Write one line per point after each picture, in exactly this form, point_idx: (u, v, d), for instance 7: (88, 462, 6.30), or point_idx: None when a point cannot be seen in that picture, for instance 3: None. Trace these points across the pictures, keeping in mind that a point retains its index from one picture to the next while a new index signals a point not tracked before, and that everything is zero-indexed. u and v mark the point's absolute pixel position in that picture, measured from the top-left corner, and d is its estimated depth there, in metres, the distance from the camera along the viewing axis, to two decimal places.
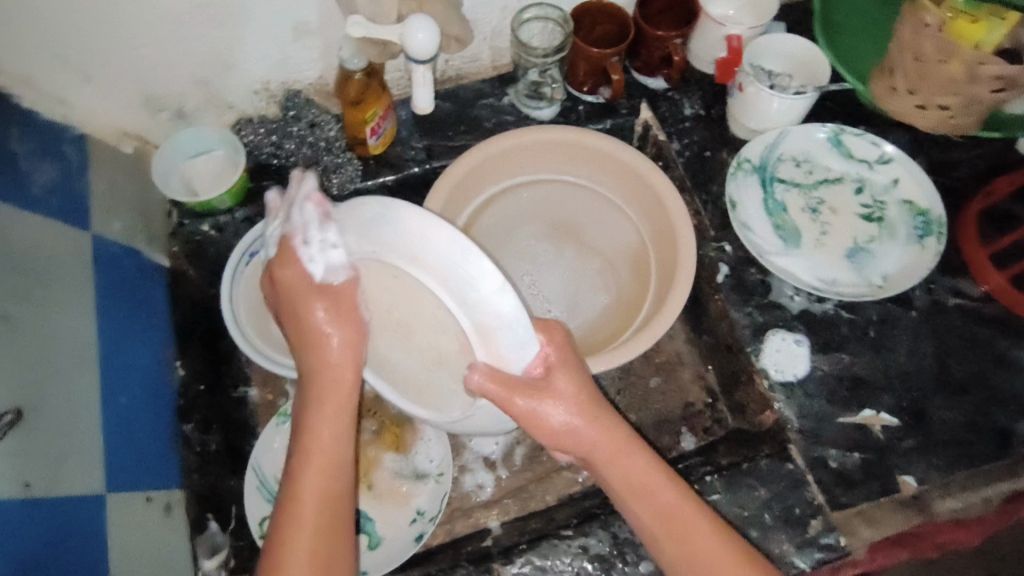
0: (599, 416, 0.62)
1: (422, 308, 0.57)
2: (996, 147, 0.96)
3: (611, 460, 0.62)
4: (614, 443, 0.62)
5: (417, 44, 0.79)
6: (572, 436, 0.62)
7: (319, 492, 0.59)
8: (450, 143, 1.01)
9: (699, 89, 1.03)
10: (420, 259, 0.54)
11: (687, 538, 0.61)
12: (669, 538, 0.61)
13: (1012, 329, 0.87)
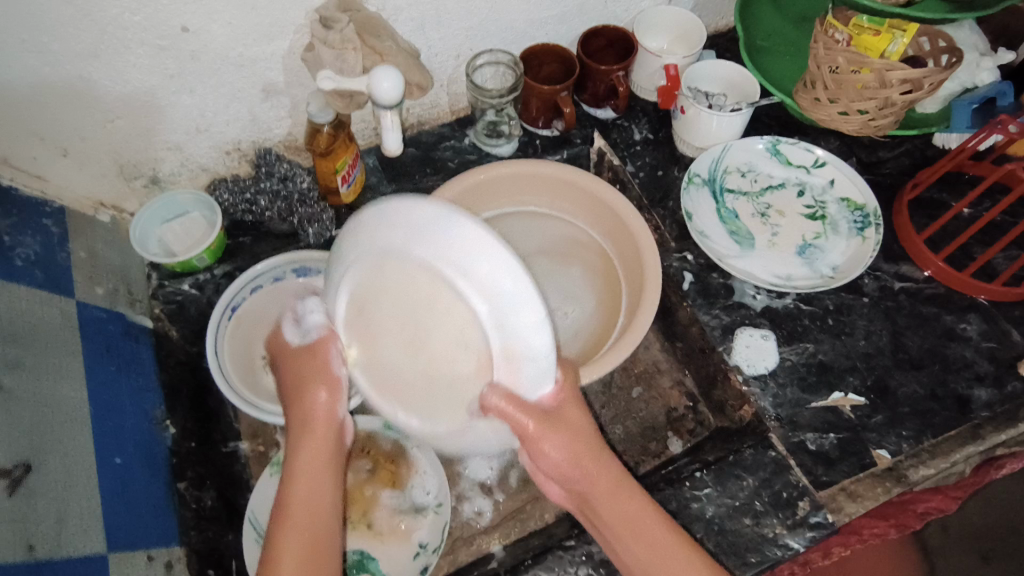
0: (602, 456, 0.68)
1: (453, 324, 0.59)
2: (916, 143, 1.06)
3: (607, 497, 0.67)
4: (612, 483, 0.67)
5: (383, 91, 0.85)
6: (567, 468, 0.66)
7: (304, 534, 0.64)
8: (418, 185, 1.06)
9: (644, 116, 1.11)
10: (470, 273, 0.55)
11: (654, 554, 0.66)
12: (657, 565, 0.65)
13: (954, 304, 0.94)
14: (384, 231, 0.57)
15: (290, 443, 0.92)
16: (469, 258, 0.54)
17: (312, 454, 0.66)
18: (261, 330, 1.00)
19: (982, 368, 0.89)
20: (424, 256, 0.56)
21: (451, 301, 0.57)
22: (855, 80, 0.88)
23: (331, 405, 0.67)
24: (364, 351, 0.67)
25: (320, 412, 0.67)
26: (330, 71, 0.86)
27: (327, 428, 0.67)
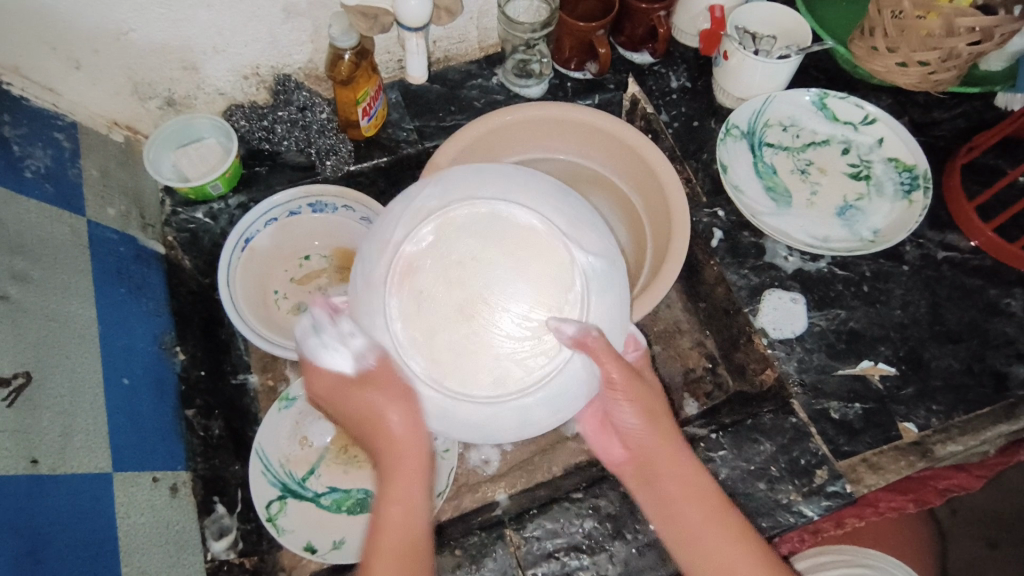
0: (660, 416, 0.67)
1: (512, 330, 0.58)
2: (974, 105, 0.99)
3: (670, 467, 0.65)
4: (676, 455, 0.66)
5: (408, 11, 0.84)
6: (637, 433, 0.66)
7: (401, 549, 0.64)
8: (441, 123, 1.02)
9: (683, 62, 1.05)
10: (574, 357, 0.59)
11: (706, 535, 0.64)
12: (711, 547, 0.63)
13: (1001, 278, 0.88)
14: (607, 289, 0.61)
15: (299, 380, 0.92)
16: (581, 374, 0.60)
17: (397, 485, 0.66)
18: (274, 265, 0.98)
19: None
20: (583, 311, 0.59)
21: (542, 354, 0.59)
22: (920, 27, 0.83)
23: (406, 426, 0.63)
24: (475, 236, 0.59)
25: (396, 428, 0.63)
26: None
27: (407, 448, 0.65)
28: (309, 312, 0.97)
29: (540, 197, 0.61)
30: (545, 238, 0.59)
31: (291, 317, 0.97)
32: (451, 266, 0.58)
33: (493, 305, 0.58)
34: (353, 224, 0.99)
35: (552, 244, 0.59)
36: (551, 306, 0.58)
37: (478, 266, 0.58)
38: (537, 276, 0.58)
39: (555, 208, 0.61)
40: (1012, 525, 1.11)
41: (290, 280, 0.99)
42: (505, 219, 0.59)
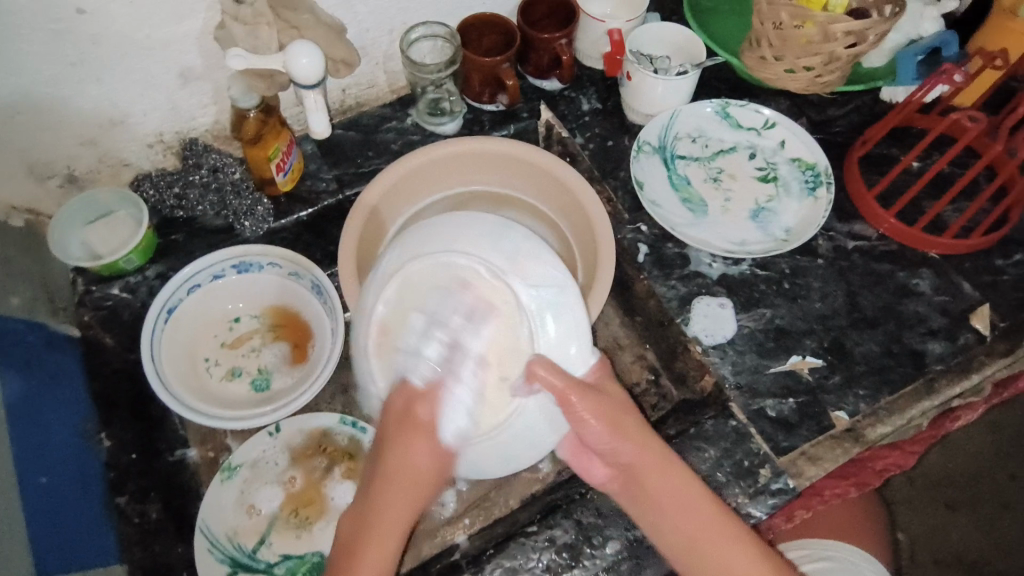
0: (633, 427, 0.67)
1: (476, 367, 0.63)
2: (865, 100, 1.04)
3: (655, 475, 0.67)
4: (661, 464, 0.67)
5: (302, 68, 0.82)
6: (615, 450, 0.66)
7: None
8: (359, 170, 1.02)
9: (591, 85, 1.09)
10: (536, 391, 0.62)
11: (693, 532, 0.67)
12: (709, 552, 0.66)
13: (907, 260, 0.93)
14: (558, 316, 0.64)
15: (242, 446, 0.89)
16: (545, 400, 0.63)
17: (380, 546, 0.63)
18: (203, 331, 0.96)
19: (937, 322, 0.88)
20: (538, 343, 0.63)
21: (505, 386, 0.62)
22: (800, 35, 0.87)
23: (420, 457, 0.63)
24: (428, 286, 0.65)
25: (420, 469, 0.63)
26: (241, 49, 0.81)
27: (418, 481, 0.63)
28: (245, 376, 0.95)
29: (476, 239, 0.65)
30: (484, 279, 0.63)
31: (226, 383, 0.94)
32: (415, 322, 0.65)
33: (456, 347, 0.63)
34: (281, 279, 0.97)
35: (495, 282, 0.63)
36: (506, 344, 0.63)
37: (436, 311, 0.64)
38: (487, 313, 0.63)
39: (493, 251, 0.65)
40: (965, 485, 1.19)
41: (222, 345, 0.96)
42: (453, 268, 0.64)
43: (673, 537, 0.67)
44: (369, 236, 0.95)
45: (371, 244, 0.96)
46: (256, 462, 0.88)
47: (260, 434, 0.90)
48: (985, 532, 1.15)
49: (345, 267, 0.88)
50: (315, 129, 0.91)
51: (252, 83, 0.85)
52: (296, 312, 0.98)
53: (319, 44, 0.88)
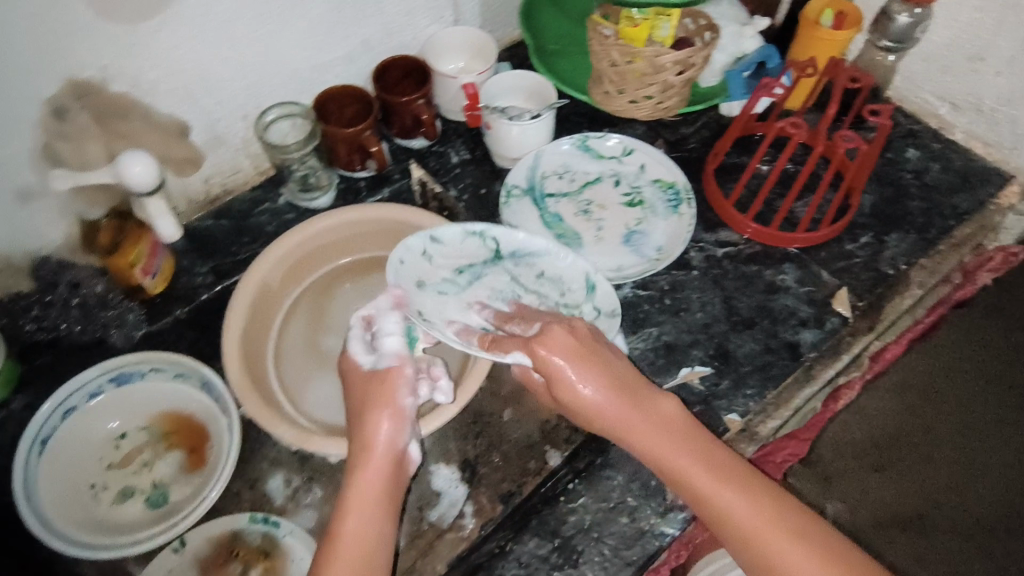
0: (628, 395, 0.74)
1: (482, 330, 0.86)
2: (712, 115, 1.12)
3: (651, 439, 0.72)
4: (656, 427, 0.72)
5: (133, 176, 0.80)
6: (609, 413, 0.73)
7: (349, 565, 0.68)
8: (235, 257, 1.00)
9: (459, 137, 1.12)
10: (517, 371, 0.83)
11: (711, 491, 0.68)
12: (729, 505, 0.67)
13: (770, 259, 0.99)
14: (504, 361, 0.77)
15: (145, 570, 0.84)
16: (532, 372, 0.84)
17: (360, 506, 0.71)
18: (86, 455, 0.90)
19: (805, 312, 0.95)
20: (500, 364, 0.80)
21: None
22: (633, 70, 0.93)
23: (382, 436, 0.75)
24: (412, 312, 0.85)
25: (381, 445, 0.75)
26: (65, 170, 0.81)
27: (384, 457, 0.74)
28: (136, 496, 0.89)
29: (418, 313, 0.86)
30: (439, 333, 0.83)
31: (116, 507, 0.88)
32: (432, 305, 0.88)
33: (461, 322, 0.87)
34: (165, 385, 0.93)
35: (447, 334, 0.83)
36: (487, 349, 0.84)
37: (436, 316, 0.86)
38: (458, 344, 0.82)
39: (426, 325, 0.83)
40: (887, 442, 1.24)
41: (107, 466, 0.90)
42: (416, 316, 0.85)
43: (702, 496, 0.69)
44: (257, 320, 0.96)
45: (260, 328, 0.97)
46: None
47: (163, 553, 0.85)
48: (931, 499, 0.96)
49: (231, 356, 0.90)
50: (159, 231, 0.93)
51: (90, 201, 0.88)
52: (186, 415, 0.93)
53: (155, 148, 0.88)
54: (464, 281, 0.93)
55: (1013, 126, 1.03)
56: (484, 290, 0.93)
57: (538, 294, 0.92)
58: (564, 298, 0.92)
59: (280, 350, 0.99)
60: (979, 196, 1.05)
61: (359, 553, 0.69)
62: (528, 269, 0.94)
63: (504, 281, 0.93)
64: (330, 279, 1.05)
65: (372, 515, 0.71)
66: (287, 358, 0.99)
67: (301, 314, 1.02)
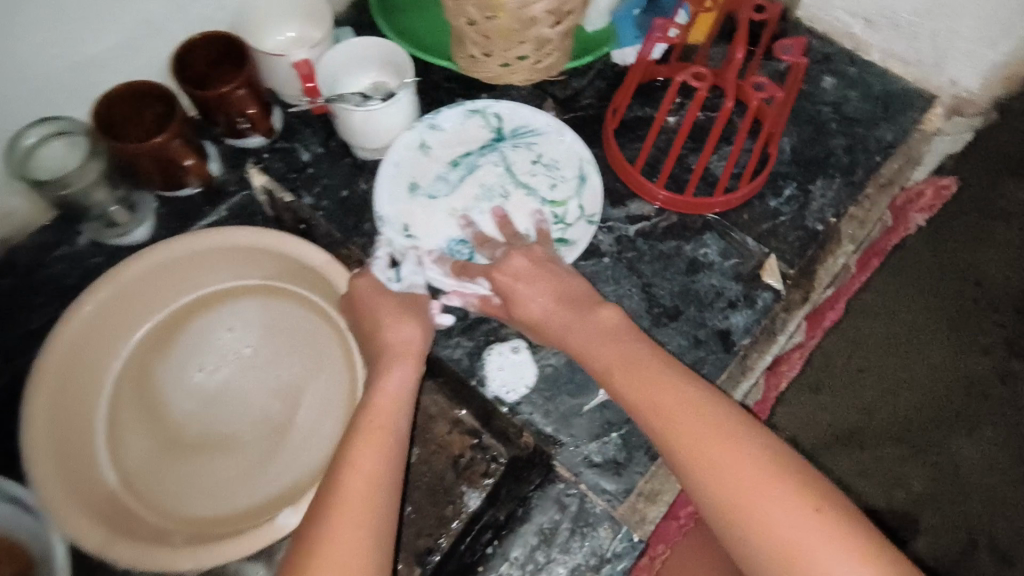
0: (577, 306, 0.69)
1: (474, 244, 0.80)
2: (604, 63, 0.94)
3: (602, 347, 0.65)
4: (602, 338, 0.65)
5: None
6: (558, 319, 0.69)
7: (371, 462, 0.59)
8: (30, 326, 0.79)
9: (306, 127, 0.91)
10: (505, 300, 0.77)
11: (664, 402, 0.59)
12: (685, 415, 0.57)
13: (689, 230, 0.86)
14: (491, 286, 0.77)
15: None
16: None
17: (390, 393, 0.65)
18: None
19: (733, 291, 0.82)
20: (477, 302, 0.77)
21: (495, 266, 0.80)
22: (497, 27, 0.74)
23: (406, 335, 0.70)
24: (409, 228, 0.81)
25: (407, 345, 0.69)
26: None
27: (407, 358, 0.68)
28: None
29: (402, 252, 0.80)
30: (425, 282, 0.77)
31: None
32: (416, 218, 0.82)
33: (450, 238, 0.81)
34: None
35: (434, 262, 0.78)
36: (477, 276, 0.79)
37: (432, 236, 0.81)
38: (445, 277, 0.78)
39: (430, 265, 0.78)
40: (827, 363, 1.03)
41: None
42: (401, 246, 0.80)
43: (653, 416, 0.59)
44: (72, 455, 0.73)
45: (80, 456, 0.74)
46: None
47: None
48: (867, 410, 1.01)
49: (69, 521, 0.68)
50: None
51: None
52: None
53: None
54: (456, 176, 0.85)
55: (933, 40, 0.91)
56: (474, 187, 0.84)
57: (529, 187, 0.84)
58: (551, 194, 0.83)
59: (126, 466, 0.77)
60: (902, 124, 0.94)
61: (387, 408, 0.64)
62: (526, 152, 0.86)
63: (495, 174, 0.85)
64: (148, 350, 0.82)
65: (398, 413, 0.64)
66: (138, 467, 0.77)
67: (128, 406, 0.80)
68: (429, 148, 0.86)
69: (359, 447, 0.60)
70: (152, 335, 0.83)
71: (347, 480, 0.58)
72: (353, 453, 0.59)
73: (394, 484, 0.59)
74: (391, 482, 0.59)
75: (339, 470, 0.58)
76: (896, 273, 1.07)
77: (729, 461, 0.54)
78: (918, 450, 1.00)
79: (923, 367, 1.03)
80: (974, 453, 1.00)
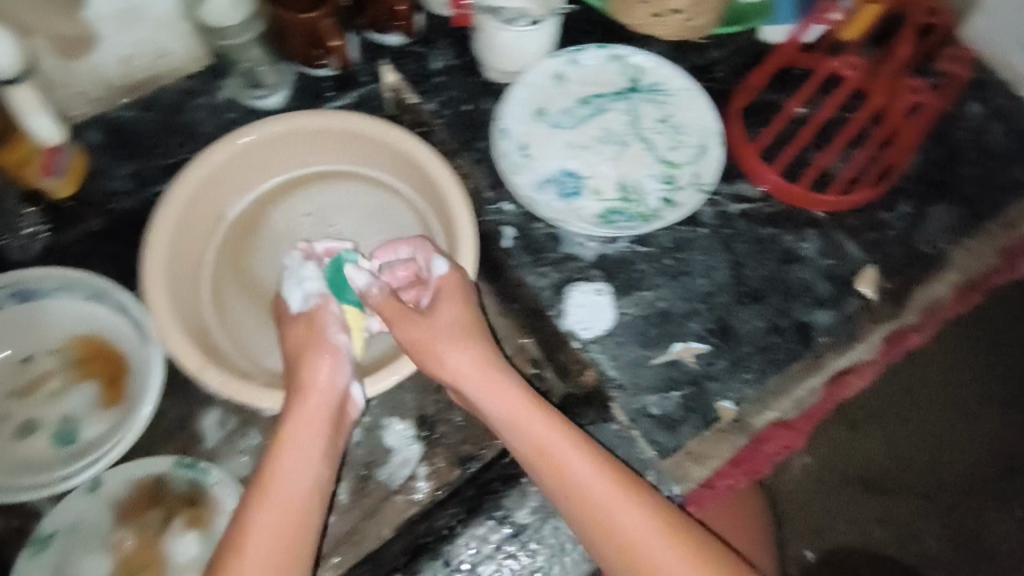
0: (495, 366, 0.70)
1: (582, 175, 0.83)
2: (747, 38, 0.93)
3: (518, 411, 0.68)
4: (508, 396, 0.68)
5: None
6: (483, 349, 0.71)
7: (284, 508, 0.63)
8: (163, 162, 0.84)
9: (443, 36, 0.92)
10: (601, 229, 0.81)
11: (588, 478, 0.64)
12: (605, 495, 0.63)
13: (792, 222, 0.85)
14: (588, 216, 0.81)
15: (54, 512, 0.76)
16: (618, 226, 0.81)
17: (292, 444, 0.67)
18: None
19: (822, 290, 0.82)
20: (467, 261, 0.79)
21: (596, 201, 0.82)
22: None
23: (322, 374, 0.70)
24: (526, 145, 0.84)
25: (321, 387, 0.69)
26: None
27: (320, 394, 0.69)
28: (44, 430, 0.79)
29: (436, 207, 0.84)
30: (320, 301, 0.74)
31: (19, 442, 0.78)
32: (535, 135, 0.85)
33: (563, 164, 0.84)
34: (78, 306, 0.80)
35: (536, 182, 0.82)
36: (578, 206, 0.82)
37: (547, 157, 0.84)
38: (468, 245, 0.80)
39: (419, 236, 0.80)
40: (873, 407, 1.10)
41: (11, 395, 0.79)
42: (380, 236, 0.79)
43: (575, 493, 0.64)
44: (180, 292, 0.79)
45: (187, 287, 0.81)
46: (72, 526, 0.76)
47: (77, 493, 0.77)
48: (900, 461, 1.08)
49: (171, 340, 0.74)
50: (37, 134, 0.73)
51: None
52: (103, 344, 0.81)
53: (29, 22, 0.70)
54: (583, 114, 0.86)
55: None
56: (597, 129, 0.86)
57: (649, 143, 0.85)
58: (669, 154, 0.84)
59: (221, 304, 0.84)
60: None
61: (291, 462, 0.66)
62: (656, 109, 0.87)
63: (620, 122, 0.86)
64: (261, 208, 0.88)
65: (310, 463, 0.66)
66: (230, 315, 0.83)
67: (234, 254, 0.87)
68: (564, 80, 0.87)
69: (263, 500, 0.63)
70: (266, 197, 0.89)
71: (250, 536, 0.61)
72: (262, 504, 0.63)
73: (302, 527, 0.63)
74: (303, 525, 0.63)
75: (242, 527, 0.62)
76: (958, 342, 1.12)
77: (648, 539, 0.62)
78: (942, 514, 1.07)
79: (963, 437, 1.09)
80: (995, 526, 1.07)
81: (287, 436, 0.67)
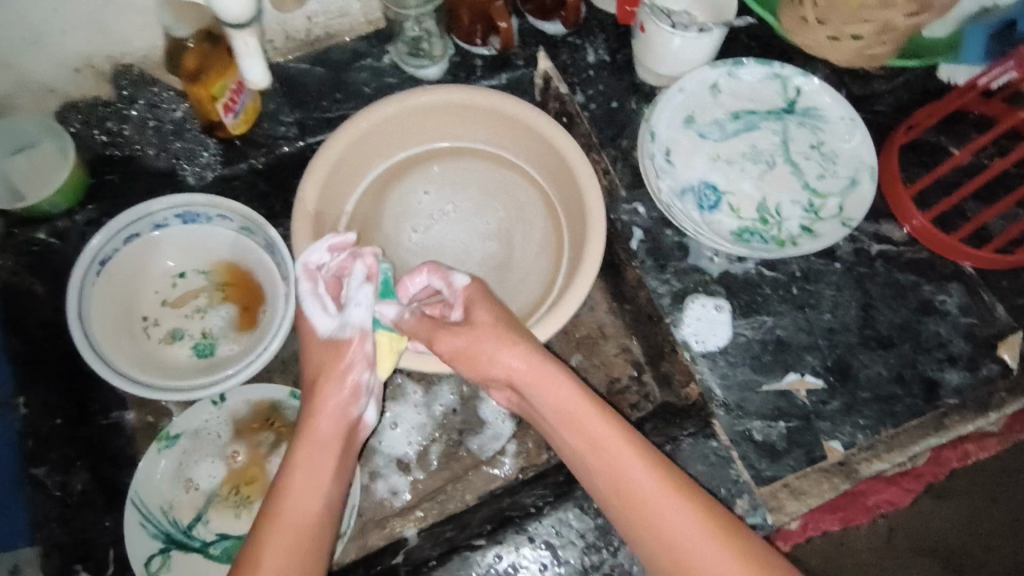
0: (544, 363, 0.64)
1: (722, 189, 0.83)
2: (918, 75, 0.88)
3: (577, 433, 0.64)
4: (564, 395, 0.63)
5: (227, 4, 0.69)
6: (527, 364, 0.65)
7: (292, 532, 0.61)
8: (324, 114, 0.90)
9: (601, 31, 0.93)
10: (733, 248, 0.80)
11: (655, 499, 0.60)
12: (676, 523, 0.59)
13: (936, 272, 0.81)
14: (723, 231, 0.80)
15: (183, 415, 0.84)
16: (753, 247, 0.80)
17: (302, 468, 0.65)
18: (142, 286, 0.88)
19: (957, 348, 0.78)
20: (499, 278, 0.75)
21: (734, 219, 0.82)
22: None
23: (333, 400, 0.67)
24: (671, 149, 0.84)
25: (330, 419, 0.67)
26: None
27: (330, 418, 0.67)
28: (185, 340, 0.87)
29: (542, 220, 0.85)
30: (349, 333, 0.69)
31: (164, 347, 0.87)
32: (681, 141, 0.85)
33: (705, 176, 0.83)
34: (230, 234, 0.87)
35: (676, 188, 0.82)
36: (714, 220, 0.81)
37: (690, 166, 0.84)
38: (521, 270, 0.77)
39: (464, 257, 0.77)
40: None
41: (163, 303, 0.88)
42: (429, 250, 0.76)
43: (645, 530, 0.60)
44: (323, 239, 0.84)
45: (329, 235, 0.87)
46: (197, 431, 0.84)
47: (205, 402, 0.85)
48: None
49: None
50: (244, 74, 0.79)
51: (178, 15, 0.75)
52: (247, 273, 0.89)
53: None
54: (733, 128, 0.85)
55: None
56: (745, 145, 0.85)
57: (796, 168, 0.83)
58: (816, 183, 0.82)
59: None
60: None
61: (302, 485, 0.64)
62: (808, 134, 0.85)
63: (770, 142, 0.85)
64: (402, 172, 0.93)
65: (321, 486, 0.65)
66: None
67: (373, 211, 0.92)
68: (719, 91, 0.86)
69: (275, 524, 0.61)
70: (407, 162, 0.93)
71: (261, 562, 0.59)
72: (271, 531, 0.61)
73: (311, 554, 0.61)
74: (311, 552, 0.61)
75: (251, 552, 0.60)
76: None
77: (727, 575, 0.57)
78: None
79: None
80: None
81: (296, 461, 0.65)
